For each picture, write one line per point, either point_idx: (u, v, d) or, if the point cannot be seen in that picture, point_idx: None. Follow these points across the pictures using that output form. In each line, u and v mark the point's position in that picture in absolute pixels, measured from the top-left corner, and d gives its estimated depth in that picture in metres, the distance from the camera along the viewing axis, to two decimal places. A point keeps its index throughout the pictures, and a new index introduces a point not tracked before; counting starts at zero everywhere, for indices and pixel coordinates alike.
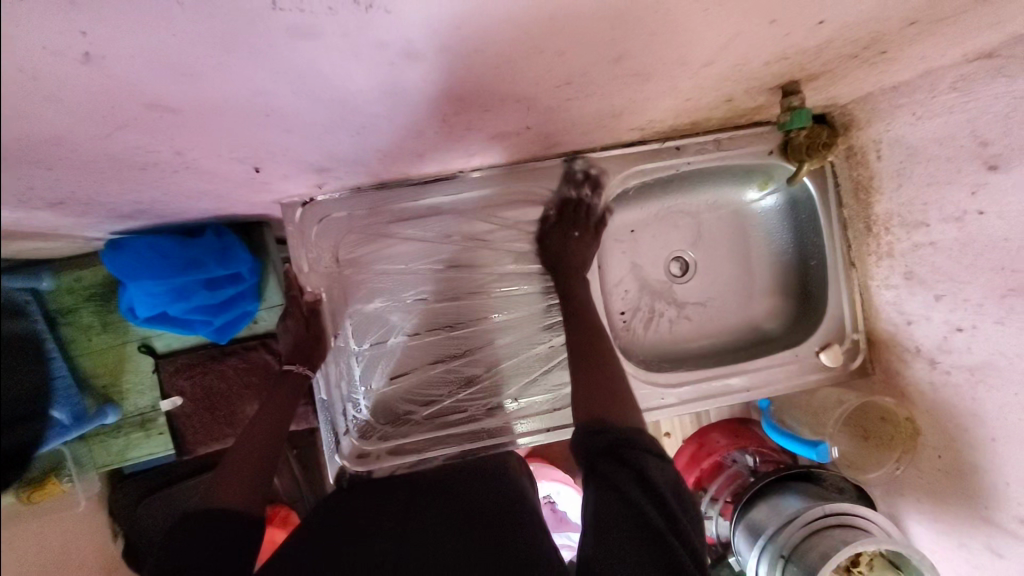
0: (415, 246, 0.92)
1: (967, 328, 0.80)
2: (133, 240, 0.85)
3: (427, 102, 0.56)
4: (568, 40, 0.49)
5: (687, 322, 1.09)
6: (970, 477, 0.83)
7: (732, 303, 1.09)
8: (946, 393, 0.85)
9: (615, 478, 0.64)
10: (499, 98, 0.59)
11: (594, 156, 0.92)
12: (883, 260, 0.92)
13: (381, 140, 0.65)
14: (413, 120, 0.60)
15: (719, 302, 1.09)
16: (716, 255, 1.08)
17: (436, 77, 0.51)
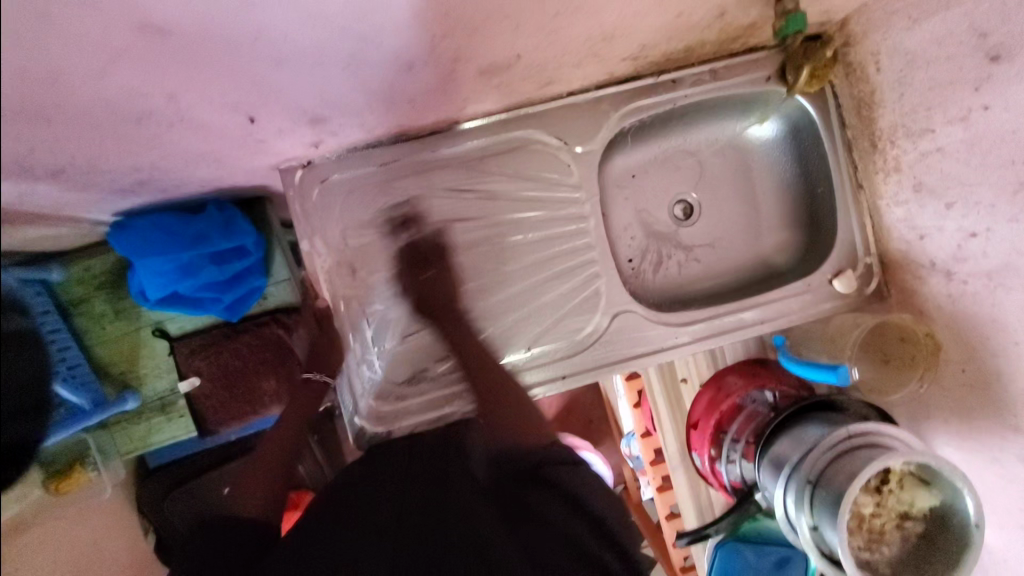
0: (416, 204, 0.91)
1: (982, 232, 0.79)
2: (136, 220, 0.86)
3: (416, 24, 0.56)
4: None
5: (696, 264, 1.09)
6: (997, 386, 0.82)
7: (739, 241, 1.08)
8: (965, 302, 0.84)
9: (559, 502, 0.78)
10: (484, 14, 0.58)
11: (589, 97, 0.91)
12: (890, 177, 0.90)
13: (371, 77, 0.65)
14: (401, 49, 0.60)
15: (726, 241, 1.09)
16: (719, 193, 1.08)
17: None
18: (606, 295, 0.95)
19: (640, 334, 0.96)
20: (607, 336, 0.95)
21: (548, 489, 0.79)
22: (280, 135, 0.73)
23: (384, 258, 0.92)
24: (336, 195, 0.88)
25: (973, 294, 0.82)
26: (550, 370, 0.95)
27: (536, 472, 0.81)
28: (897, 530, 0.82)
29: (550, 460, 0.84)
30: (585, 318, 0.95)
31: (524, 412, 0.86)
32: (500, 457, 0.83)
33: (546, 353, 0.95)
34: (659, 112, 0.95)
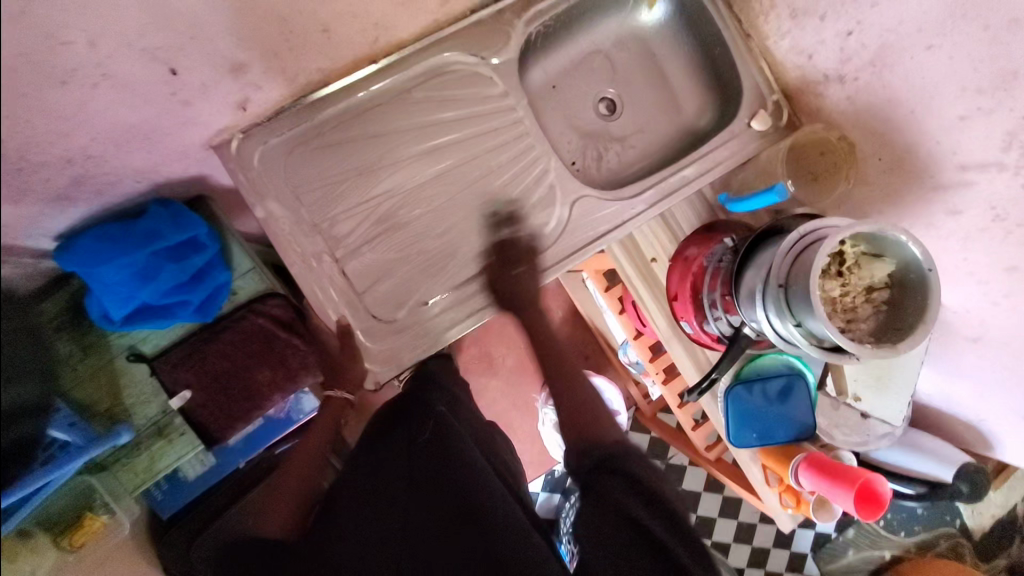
0: (358, 146, 0.93)
1: (855, 28, 0.90)
2: (81, 238, 0.86)
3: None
4: None
5: (633, 150, 1.18)
6: (911, 157, 0.93)
7: (663, 119, 1.19)
8: (862, 96, 0.95)
9: (623, 497, 0.79)
10: None
11: (491, 9, 0.97)
12: (770, 13, 1.01)
13: None
14: None
15: (652, 123, 1.18)
16: (634, 81, 1.18)
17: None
18: (560, 188, 1.01)
19: (601, 214, 1.02)
20: (575, 224, 1.01)
21: (616, 482, 0.80)
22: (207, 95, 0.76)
23: (341, 208, 0.93)
24: (280, 156, 0.90)
25: (866, 86, 0.93)
26: (531, 269, 0.97)
27: (610, 458, 0.83)
28: (866, 303, 0.92)
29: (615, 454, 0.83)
30: (547, 213, 1.00)
31: (587, 415, 0.89)
32: (584, 446, 0.85)
33: (521, 255, 0.98)
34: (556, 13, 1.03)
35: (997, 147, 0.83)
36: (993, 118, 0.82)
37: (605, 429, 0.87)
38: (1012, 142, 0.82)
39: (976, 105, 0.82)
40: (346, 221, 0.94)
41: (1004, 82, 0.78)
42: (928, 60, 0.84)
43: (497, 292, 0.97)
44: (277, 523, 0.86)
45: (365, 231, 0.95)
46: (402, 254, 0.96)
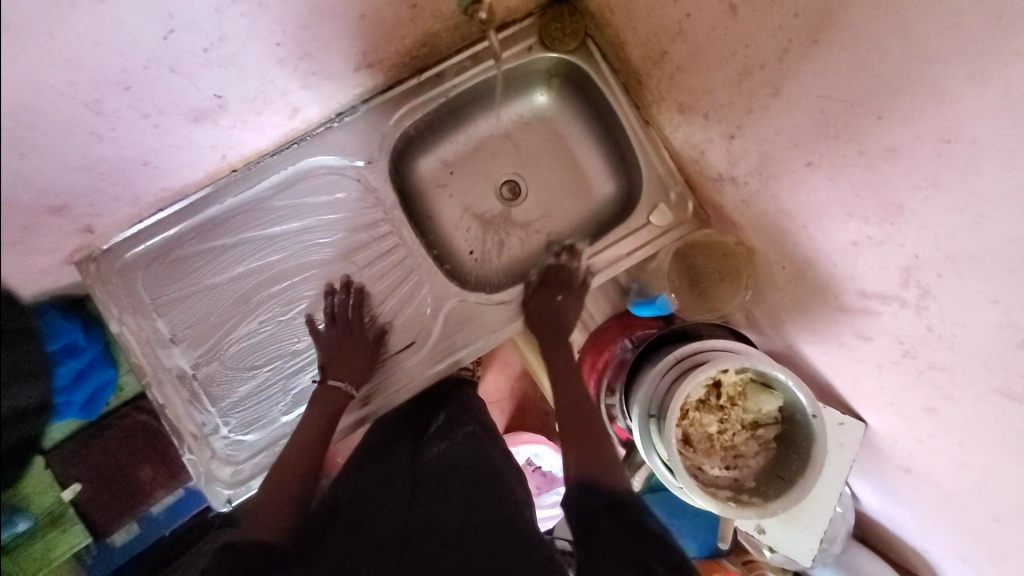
0: (215, 257, 0.92)
1: (737, 133, 0.81)
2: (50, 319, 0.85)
3: (97, 81, 0.59)
4: None
5: (538, 236, 1.10)
6: (812, 272, 0.83)
7: (571, 205, 1.11)
8: (757, 201, 0.85)
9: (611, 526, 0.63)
10: None
11: (358, 111, 0.95)
12: (661, 106, 0.93)
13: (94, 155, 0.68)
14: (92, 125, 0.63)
15: (558, 205, 1.11)
16: (537, 164, 1.11)
17: (87, 51, 0.56)
18: (431, 289, 0.96)
19: (478, 321, 0.96)
20: (440, 333, 0.95)
21: (608, 522, 0.65)
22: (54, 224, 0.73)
23: (195, 321, 0.91)
24: (137, 272, 0.90)
25: (758, 192, 0.83)
26: (388, 384, 0.94)
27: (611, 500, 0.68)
28: (750, 438, 0.82)
29: (620, 495, 0.70)
30: (418, 322, 0.96)
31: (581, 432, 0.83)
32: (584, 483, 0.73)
33: (388, 366, 0.95)
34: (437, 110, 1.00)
35: (895, 281, 0.70)
36: (884, 250, 0.69)
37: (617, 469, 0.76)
38: (910, 279, 0.68)
39: (868, 232, 0.70)
40: (202, 333, 0.91)
41: (886, 221, 0.67)
42: (810, 177, 0.73)
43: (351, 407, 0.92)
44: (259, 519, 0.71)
45: (219, 342, 0.91)
46: (254, 370, 0.91)
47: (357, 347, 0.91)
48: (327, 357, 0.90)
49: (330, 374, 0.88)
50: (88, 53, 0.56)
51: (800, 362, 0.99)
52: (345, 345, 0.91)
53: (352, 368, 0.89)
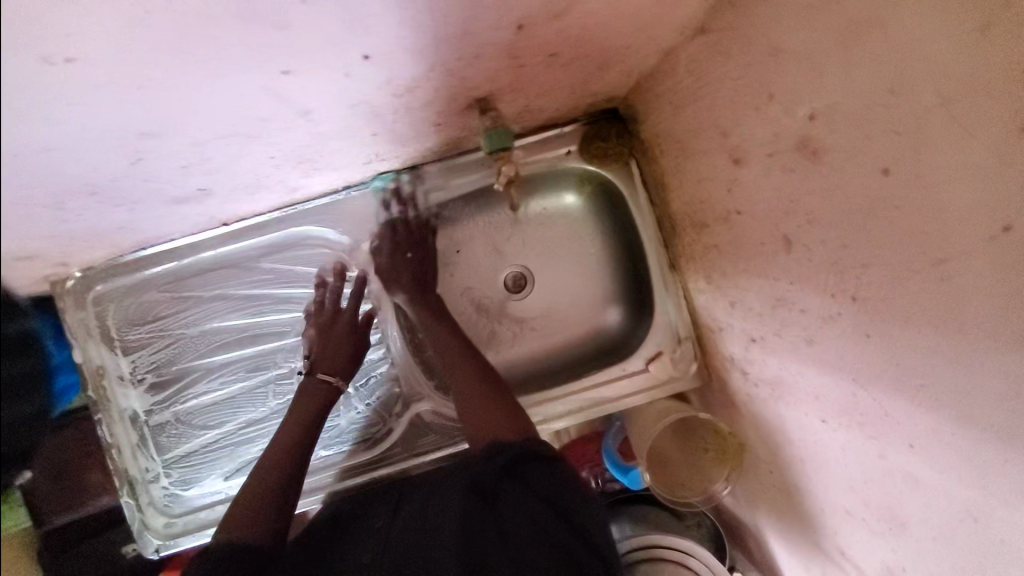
0: (193, 305, 0.89)
1: (759, 340, 0.71)
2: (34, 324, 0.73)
3: (56, 192, 0.49)
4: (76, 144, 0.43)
5: (533, 333, 0.99)
6: (797, 497, 0.76)
7: (576, 313, 0.99)
8: (761, 404, 0.78)
9: (522, 501, 0.57)
10: (105, 180, 0.51)
11: (368, 187, 0.89)
12: (690, 263, 0.84)
13: (55, 229, 0.61)
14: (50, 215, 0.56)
15: (562, 309, 0.99)
16: (549, 259, 0.98)
17: (42, 177, 0.45)
18: (401, 387, 0.93)
19: (440, 431, 0.92)
20: (401, 436, 0.92)
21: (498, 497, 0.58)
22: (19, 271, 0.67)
23: (160, 367, 0.89)
24: (108, 306, 0.87)
25: (764, 399, 0.76)
26: (351, 464, 0.92)
27: (505, 465, 0.62)
28: None
29: (519, 450, 0.63)
30: (385, 417, 0.93)
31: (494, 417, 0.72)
32: (492, 444, 0.65)
33: (341, 455, 0.92)
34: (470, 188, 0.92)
35: (876, 568, 0.62)
36: (874, 539, 0.60)
37: (528, 429, 0.70)
38: None
39: (865, 515, 0.61)
40: (166, 378, 0.89)
41: (884, 522, 0.58)
42: (820, 430, 0.64)
43: (316, 482, 0.90)
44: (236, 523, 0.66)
45: (182, 390, 0.90)
46: (207, 428, 0.90)
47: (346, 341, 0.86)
48: (316, 351, 0.86)
49: (320, 368, 0.84)
50: (45, 181, 0.45)
51: (766, 552, 0.92)
52: (329, 336, 0.86)
53: (338, 357, 0.85)
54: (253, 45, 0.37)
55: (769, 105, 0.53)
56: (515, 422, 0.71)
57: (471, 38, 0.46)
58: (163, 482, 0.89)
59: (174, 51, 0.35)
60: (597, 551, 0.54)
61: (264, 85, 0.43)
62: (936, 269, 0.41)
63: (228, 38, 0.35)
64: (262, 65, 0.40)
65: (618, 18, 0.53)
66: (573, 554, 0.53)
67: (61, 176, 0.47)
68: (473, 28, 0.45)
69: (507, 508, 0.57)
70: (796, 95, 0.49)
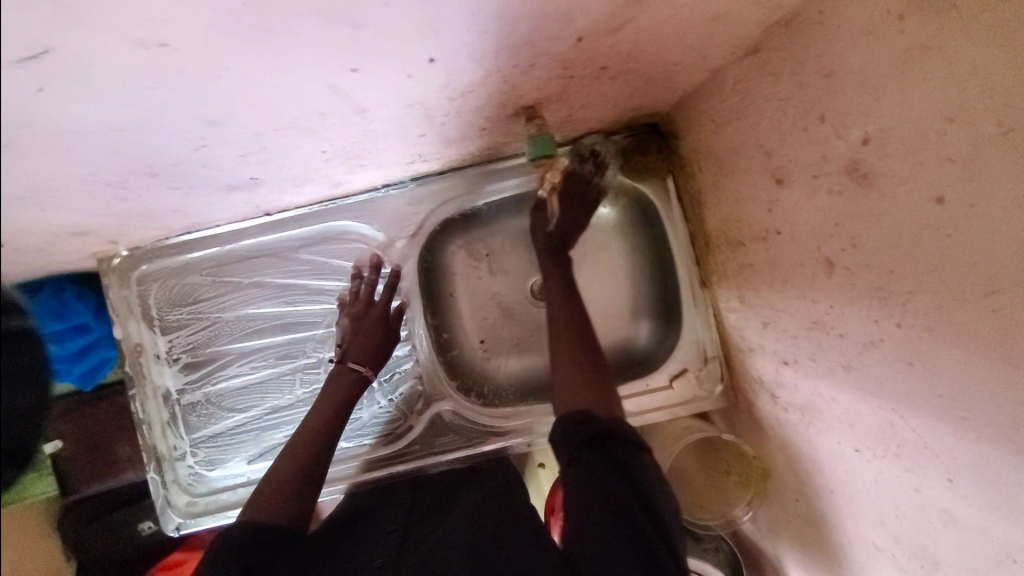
0: (231, 291, 0.92)
1: (791, 362, 0.70)
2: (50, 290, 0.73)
3: (121, 172, 0.52)
4: (148, 128, 0.45)
5: None
6: (822, 528, 0.74)
7: (603, 324, 0.99)
8: (789, 429, 0.76)
9: (605, 477, 0.58)
10: (169, 163, 0.54)
11: (407, 186, 0.91)
12: (723, 282, 0.84)
13: (115, 207, 0.64)
14: (114, 194, 0.59)
15: (589, 320, 0.99)
16: (579, 269, 0.99)
17: (110, 156, 0.48)
18: (423, 386, 0.94)
19: (459, 432, 0.93)
20: (419, 435, 0.93)
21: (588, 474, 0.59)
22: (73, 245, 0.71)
23: (194, 348, 0.92)
24: (151, 286, 0.90)
25: (792, 424, 0.74)
26: (369, 459, 0.93)
27: (591, 440, 0.63)
28: None
29: (604, 429, 0.64)
30: (406, 413, 0.94)
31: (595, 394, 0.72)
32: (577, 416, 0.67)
33: (358, 447, 0.93)
34: (507, 192, 0.93)
35: None
36: None
37: (615, 406, 0.70)
38: None
39: (894, 551, 0.59)
40: (199, 359, 0.92)
41: (915, 559, 0.56)
42: (853, 459, 0.63)
43: (335, 473, 0.92)
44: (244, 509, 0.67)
45: (213, 372, 0.92)
46: (234, 412, 0.92)
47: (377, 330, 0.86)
48: (346, 339, 0.86)
49: (349, 356, 0.83)
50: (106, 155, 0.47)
51: None
52: (360, 325, 0.86)
53: (367, 347, 0.85)
54: (328, 43, 0.39)
55: (819, 126, 0.53)
56: (603, 399, 0.71)
57: (528, 47, 0.48)
58: (188, 462, 0.91)
59: (256, 45, 0.37)
60: (670, 545, 0.54)
61: (330, 82, 0.45)
62: (987, 300, 0.40)
63: (306, 34, 0.37)
64: (332, 63, 0.42)
65: (670, 35, 0.54)
66: (646, 539, 0.53)
67: (129, 158, 0.49)
68: (532, 37, 0.46)
69: (592, 485, 0.57)
70: (848, 118, 0.49)
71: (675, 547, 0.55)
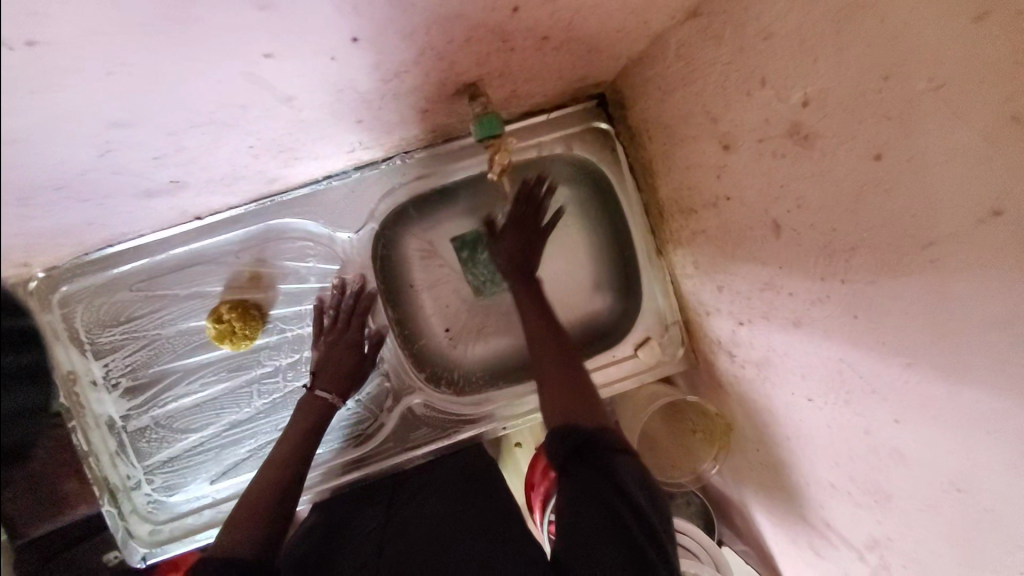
0: (168, 305, 0.85)
1: (747, 322, 0.73)
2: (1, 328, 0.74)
3: (19, 191, 0.46)
4: (46, 139, 0.39)
5: (521, 319, 0.98)
6: (783, 473, 0.78)
7: (566, 299, 0.99)
8: (748, 385, 0.80)
9: (596, 482, 0.56)
10: (77, 173, 0.48)
11: (351, 177, 0.86)
12: (677, 250, 0.85)
13: (21, 228, 0.57)
14: (14, 216, 0.52)
15: (551, 298, 0.99)
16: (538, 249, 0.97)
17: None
18: (392, 382, 0.92)
19: (433, 424, 0.91)
20: (392, 430, 0.91)
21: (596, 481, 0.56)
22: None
23: (135, 370, 0.85)
24: (74, 308, 0.82)
25: (750, 379, 0.78)
26: (341, 460, 0.91)
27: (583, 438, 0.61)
28: None
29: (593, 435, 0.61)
30: (376, 413, 0.91)
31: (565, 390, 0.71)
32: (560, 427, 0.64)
33: (329, 452, 0.91)
34: (459, 176, 0.90)
35: (861, 538, 0.65)
36: (858, 510, 0.63)
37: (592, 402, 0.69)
38: (875, 548, 0.63)
39: (851, 489, 0.63)
40: (143, 381, 0.86)
41: (870, 495, 0.60)
42: (808, 409, 0.66)
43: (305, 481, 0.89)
44: (236, 536, 0.65)
45: (161, 393, 0.86)
46: (189, 431, 0.87)
47: (352, 357, 0.85)
48: (319, 361, 0.84)
49: (319, 384, 0.83)
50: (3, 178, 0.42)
51: (753, 526, 0.95)
52: (335, 349, 0.85)
53: (341, 379, 0.84)
54: (240, 27, 0.35)
55: (761, 90, 0.53)
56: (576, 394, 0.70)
57: (462, 19, 0.45)
58: (143, 490, 0.86)
59: (150, 35, 0.33)
60: (642, 517, 0.53)
61: (246, 69, 0.41)
62: (926, 252, 0.42)
63: (205, 17, 0.33)
64: (246, 48, 0.38)
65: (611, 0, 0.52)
66: (630, 542, 0.51)
67: (24, 177, 0.43)
68: (464, 9, 0.44)
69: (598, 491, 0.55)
70: (790, 80, 0.49)
71: (647, 513, 0.54)
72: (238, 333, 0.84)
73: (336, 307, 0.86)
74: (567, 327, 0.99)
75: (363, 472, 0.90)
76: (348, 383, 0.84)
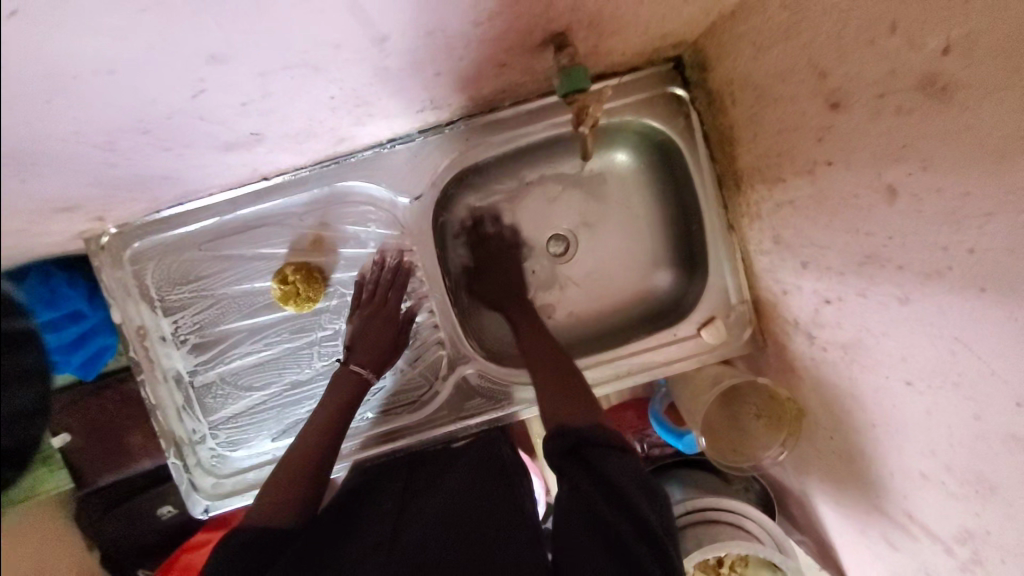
0: (233, 264, 0.86)
1: (835, 301, 0.68)
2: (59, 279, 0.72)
3: (111, 131, 0.45)
4: (142, 70, 0.38)
5: (578, 292, 0.95)
6: (859, 463, 0.74)
7: (624, 273, 0.95)
8: (826, 368, 0.75)
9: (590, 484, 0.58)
10: (165, 114, 0.47)
11: (416, 139, 0.85)
12: (754, 222, 0.81)
13: (103, 176, 0.57)
14: (100, 161, 0.52)
15: (611, 272, 0.95)
16: (598, 220, 0.94)
17: (94, 111, 0.41)
18: (447, 350, 0.90)
19: (487, 396, 0.89)
20: (446, 400, 0.90)
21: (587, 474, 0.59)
22: (63, 221, 0.63)
23: (202, 328, 0.87)
24: (145, 265, 0.84)
25: (832, 362, 0.73)
26: (395, 428, 0.91)
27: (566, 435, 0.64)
28: None
29: (589, 435, 0.63)
30: (431, 382, 0.90)
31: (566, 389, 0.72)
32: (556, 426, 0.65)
33: (384, 419, 0.91)
34: (523, 139, 0.86)
35: (951, 532, 0.61)
36: (953, 504, 0.59)
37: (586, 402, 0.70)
38: (970, 543, 0.58)
39: (944, 479, 0.59)
40: (209, 339, 0.87)
41: (970, 487, 0.56)
42: (902, 393, 0.62)
43: (360, 447, 0.90)
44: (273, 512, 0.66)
45: (225, 351, 0.88)
46: (251, 390, 0.89)
47: (387, 332, 0.85)
48: (354, 337, 0.84)
49: (354, 358, 0.82)
50: (98, 114, 0.41)
51: (812, 518, 0.91)
52: (370, 325, 0.84)
53: (377, 355, 0.83)
54: None
55: (888, 37, 0.49)
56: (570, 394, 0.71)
57: None
58: (207, 444, 0.88)
59: None
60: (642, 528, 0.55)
61: None
62: None
63: None
64: None
65: None
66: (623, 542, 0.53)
67: (114, 113, 0.42)
68: None
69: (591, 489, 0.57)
70: (929, 22, 0.45)
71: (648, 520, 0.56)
72: (303, 295, 0.85)
73: (374, 280, 0.86)
74: (625, 303, 0.95)
75: (416, 440, 0.90)
76: (383, 357, 0.84)
